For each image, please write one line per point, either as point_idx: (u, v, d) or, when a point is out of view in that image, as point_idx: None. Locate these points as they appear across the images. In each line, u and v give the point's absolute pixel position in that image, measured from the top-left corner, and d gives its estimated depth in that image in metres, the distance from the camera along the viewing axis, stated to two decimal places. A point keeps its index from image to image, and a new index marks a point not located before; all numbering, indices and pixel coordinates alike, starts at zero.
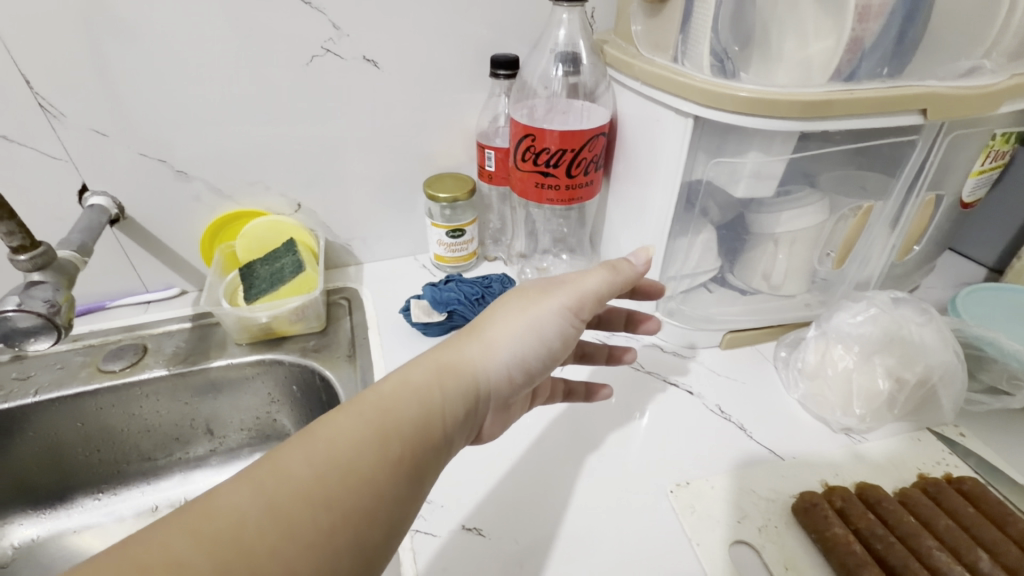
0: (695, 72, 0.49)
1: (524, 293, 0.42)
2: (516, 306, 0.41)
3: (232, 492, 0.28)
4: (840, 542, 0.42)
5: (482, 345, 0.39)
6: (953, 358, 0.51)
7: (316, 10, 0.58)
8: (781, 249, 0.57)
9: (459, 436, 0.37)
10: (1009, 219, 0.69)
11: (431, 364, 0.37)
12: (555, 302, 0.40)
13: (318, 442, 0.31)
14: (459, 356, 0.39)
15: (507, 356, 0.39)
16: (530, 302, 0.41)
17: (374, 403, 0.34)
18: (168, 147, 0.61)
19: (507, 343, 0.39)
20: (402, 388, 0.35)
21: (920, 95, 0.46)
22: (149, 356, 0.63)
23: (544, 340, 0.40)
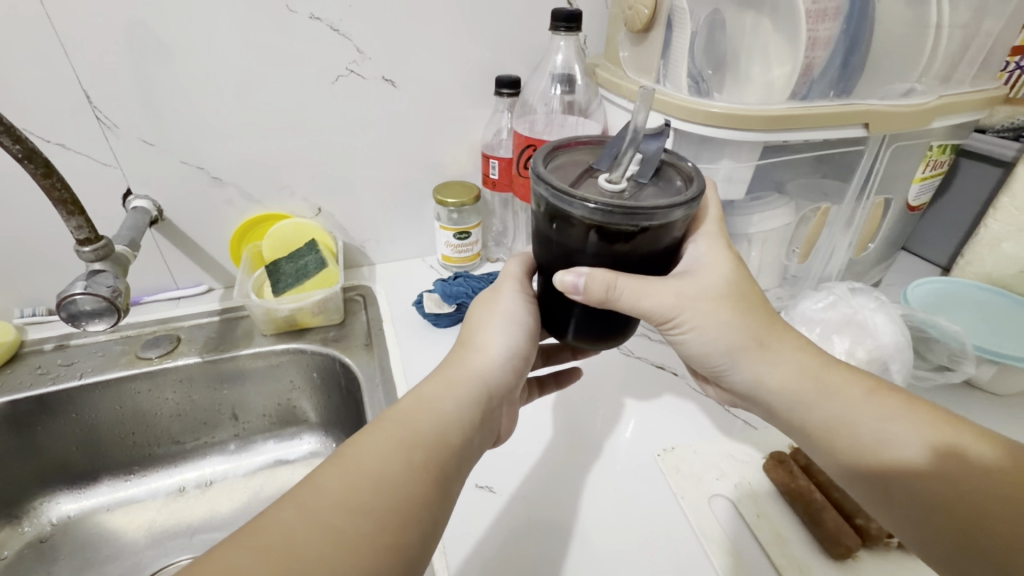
0: (675, 91, 0.57)
1: (482, 299, 0.48)
2: (487, 308, 0.47)
3: (277, 513, 0.32)
4: (804, 492, 0.49)
5: (477, 352, 0.44)
6: (903, 337, 0.58)
7: (342, 36, 0.65)
8: (754, 247, 0.64)
9: (477, 437, 0.40)
10: (955, 223, 0.79)
11: (439, 379, 0.41)
12: (508, 291, 0.47)
13: (349, 460, 0.35)
14: (457, 364, 0.43)
15: (500, 350, 0.44)
16: (495, 302, 0.47)
17: (395, 419, 0.38)
18: (205, 157, 0.68)
19: (495, 340, 0.44)
20: (418, 403, 0.39)
21: (859, 113, 0.54)
22: (182, 345, 0.69)
23: (521, 323, 0.46)
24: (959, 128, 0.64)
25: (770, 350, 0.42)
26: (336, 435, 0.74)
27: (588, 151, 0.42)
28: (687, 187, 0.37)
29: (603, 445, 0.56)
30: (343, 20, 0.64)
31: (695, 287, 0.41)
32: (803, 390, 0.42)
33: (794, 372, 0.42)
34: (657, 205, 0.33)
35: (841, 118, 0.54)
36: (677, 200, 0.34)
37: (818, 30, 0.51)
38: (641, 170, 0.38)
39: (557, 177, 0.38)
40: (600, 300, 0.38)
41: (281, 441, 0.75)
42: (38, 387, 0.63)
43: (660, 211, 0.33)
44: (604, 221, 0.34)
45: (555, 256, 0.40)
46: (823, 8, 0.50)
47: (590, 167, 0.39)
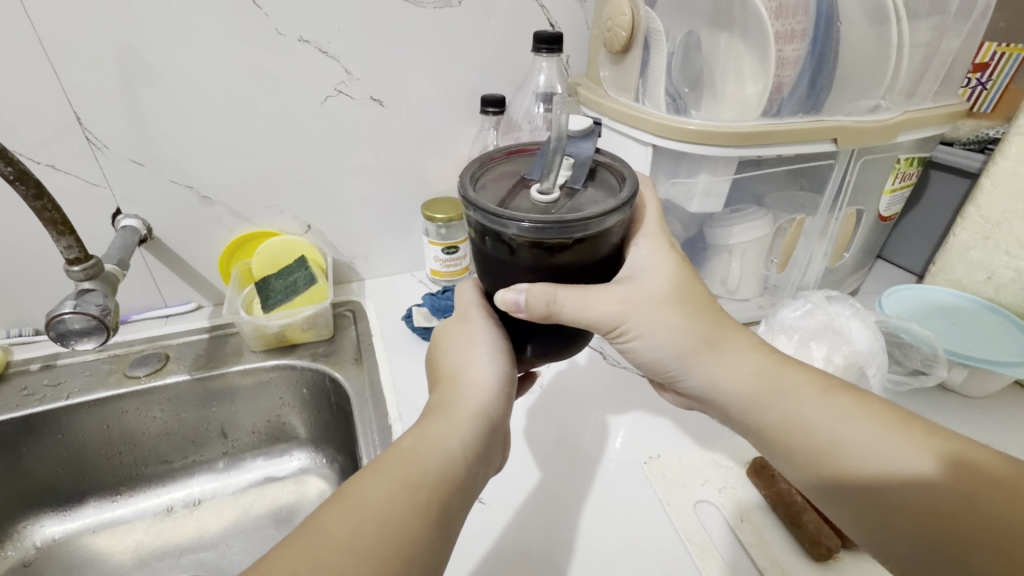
0: (654, 109, 0.59)
1: (454, 326, 0.48)
2: (466, 335, 0.46)
3: (278, 559, 0.30)
4: (785, 495, 0.50)
5: (472, 385, 0.44)
6: (878, 342, 0.59)
7: (331, 58, 0.67)
8: (735, 257, 0.67)
9: (479, 471, 0.40)
10: (926, 232, 0.82)
11: (439, 417, 0.41)
12: (482, 315, 0.47)
13: (352, 500, 0.34)
14: (455, 400, 0.43)
15: (494, 379, 0.44)
16: (468, 331, 0.47)
17: (398, 458, 0.37)
18: (194, 175, 0.69)
19: (486, 369, 0.44)
20: (420, 442, 0.39)
21: (823, 129, 0.57)
22: (171, 362, 0.69)
23: (504, 349, 0.46)
24: (924, 142, 0.67)
25: (721, 351, 0.44)
26: (327, 451, 0.74)
27: (519, 163, 0.44)
28: (620, 188, 0.39)
29: (590, 454, 0.57)
30: (331, 43, 0.66)
31: (641, 293, 0.42)
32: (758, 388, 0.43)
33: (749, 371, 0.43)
34: (589, 216, 0.35)
35: (803, 136, 0.56)
36: (608, 208, 0.36)
37: (785, 50, 0.54)
38: (573, 176, 0.40)
39: (489, 195, 0.39)
40: (543, 314, 0.39)
41: (270, 459, 0.75)
42: (24, 408, 0.63)
43: (592, 221, 0.35)
44: (539, 235, 0.36)
45: (498, 274, 0.41)
46: (791, 29, 0.53)
47: (524, 178, 0.41)
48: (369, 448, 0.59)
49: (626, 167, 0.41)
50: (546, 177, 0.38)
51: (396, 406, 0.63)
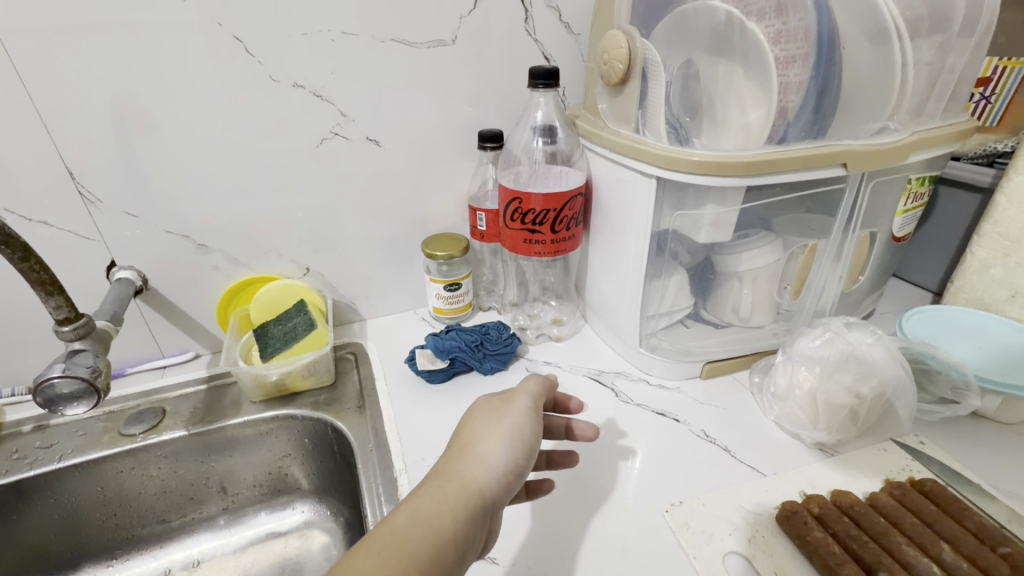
0: (655, 140, 0.58)
1: (492, 402, 0.47)
2: (494, 416, 0.45)
3: None
4: (821, 544, 0.46)
5: (477, 462, 0.41)
6: (903, 371, 0.57)
7: (326, 101, 0.67)
8: (745, 285, 0.65)
9: (469, 554, 0.38)
10: (940, 250, 0.80)
11: (437, 491, 0.39)
12: (521, 403, 0.46)
13: None
14: (454, 473, 0.40)
15: (500, 463, 0.42)
16: (501, 411, 0.46)
17: (389, 536, 0.35)
18: (190, 223, 0.68)
19: (497, 453, 0.42)
20: (413, 519, 0.36)
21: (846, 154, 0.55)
22: (168, 418, 0.67)
23: (524, 440, 0.44)
24: (935, 160, 0.65)
25: None
26: (331, 502, 0.71)
27: None
28: None
29: (608, 501, 0.54)
30: (326, 86, 0.66)
31: None
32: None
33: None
34: None
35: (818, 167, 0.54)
36: None
37: (788, 75, 0.53)
38: None
39: None
40: None
41: (273, 513, 0.72)
42: (14, 472, 0.60)
43: None
44: None
45: None
46: (791, 55, 0.53)
47: None
48: (374, 504, 0.56)
49: None
50: None
51: (401, 456, 0.60)
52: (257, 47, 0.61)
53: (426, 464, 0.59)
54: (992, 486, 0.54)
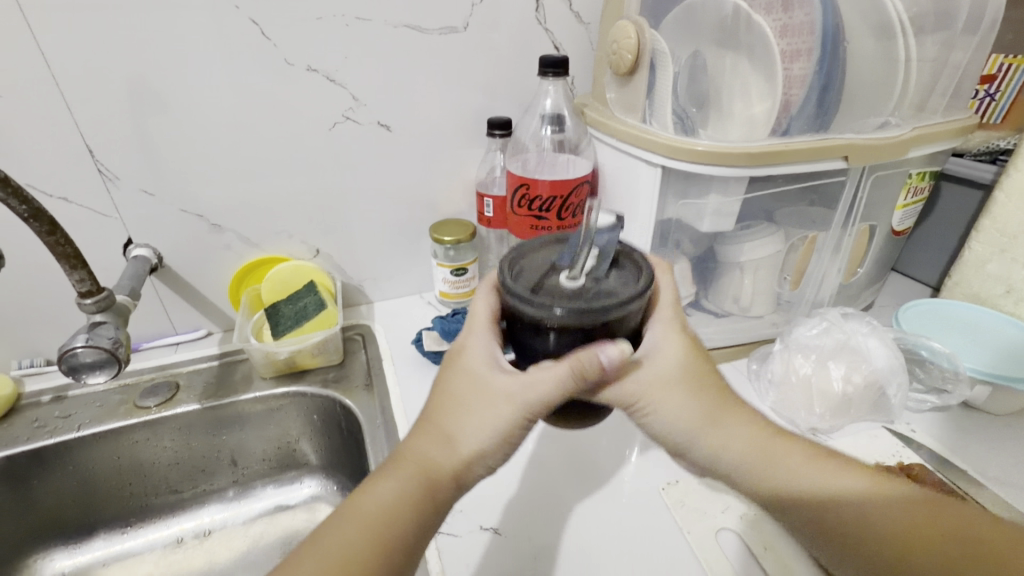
0: (661, 130, 0.59)
1: (458, 368, 0.41)
2: (465, 376, 0.41)
3: None
4: None
5: (456, 436, 0.40)
6: (897, 359, 0.59)
7: (339, 85, 0.68)
8: (747, 275, 0.66)
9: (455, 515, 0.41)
10: (939, 245, 0.81)
11: (418, 468, 0.40)
12: (484, 367, 0.40)
13: (325, 555, 0.36)
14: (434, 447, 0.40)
15: (479, 440, 0.40)
16: (469, 379, 0.40)
17: (371, 514, 0.38)
18: (204, 203, 0.70)
19: (476, 429, 0.40)
20: (393, 498, 0.39)
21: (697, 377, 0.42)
22: (182, 392, 0.69)
23: (508, 411, 0.39)
24: (936, 155, 0.67)
25: (727, 424, 0.43)
26: (338, 477, 0.73)
27: (541, 250, 0.42)
28: (640, 276, 0.39)
29: (608, 479, 0.56)
30: (339, 71, 0.67)
31: (650, 371, 0.41)
32: (698, 426, 0.42)
33: (738, 444, 0.42)
34: (617, 301, 0.36)
35: (661, 388, 0.41)
36: (636, 295, 0.36)
37: (792, 68, 0.55)
38: (598, 265, 0.39)
39: (524, 279, 0.38)
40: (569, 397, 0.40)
41: (281, 486, 0.74)
42: (34, 440, 0.62)
43: (619, 307, 0.36)
44: (573, 323, 0.36)
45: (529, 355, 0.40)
46: (796, 49, 0.54)
47: (553, 263, 0.41)
48: None
49: (647, 261, 0.40)
50: (574, 263, 0.38)
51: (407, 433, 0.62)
52: (272, 31, 0.63)
53: None
54: (979, 472, 0.56)
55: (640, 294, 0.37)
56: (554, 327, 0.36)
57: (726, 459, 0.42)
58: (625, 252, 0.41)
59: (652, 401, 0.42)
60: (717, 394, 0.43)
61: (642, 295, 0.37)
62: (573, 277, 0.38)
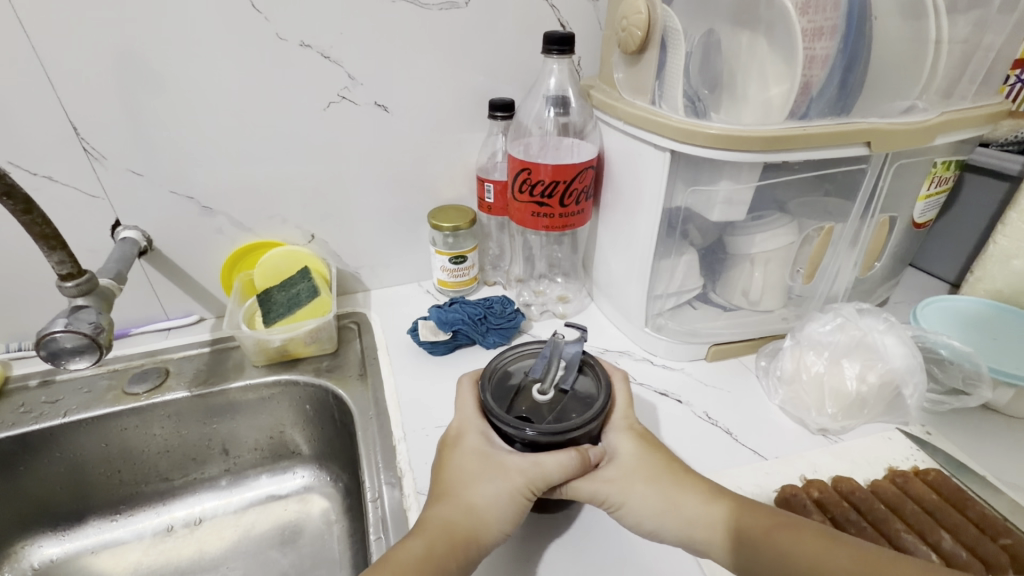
0: (672, 112, 0.56)
1: (462, 439, 0.47)
2: (472, 454, 0.46)
3: None
4: None
5: (472, 492, 0.44)
6: (915, 359, 0.55)
7: (334, 62, 0.65)
8: (757, 268, 0.63)
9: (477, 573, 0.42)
10: (961, 239, 0.78)
11: (441, 524, 0.42)
12: (485, 434, 0.47)
13: None
14: (454, 506, 0.43)
15: (494, 491, 0.43)
16: (475, 446, 0.46)
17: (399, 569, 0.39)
18: (194, 185, 0.67)
19: (490, 482, 0.44)
20: (420, 555, 0.40)
21: (651, 464, 0.45)
22: (171, 379, 0.67)
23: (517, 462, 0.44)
24: (962, 144, 0.63)
25: (681, 501, 0.44)
26: (331, 468, 0.72)
27: (521, 355, 0.53)
28: (598, 392, 0.48)
29: None
30: (334, 47, 0.64)
31: (613, 469, 0.46)
32: (662, 511, 0.44)
33: (694, 523, 0.43)
34: (578, 424, 0.44)
35: (625, 486, 0.45)
36: (592, 417, 0.45)
37: (814, 48, 0.51)
38: (565, 377, 0.49)
39: (498, 400, 0.48)
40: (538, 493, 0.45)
41: (274, 476, 0.73)
42: (20, 426, 0.61)
43: (579, 427, 0.44)
44: (540, 439, 0.44)
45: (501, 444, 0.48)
46: (819, 26, 0.50)
47: (527, 371, 0.51)
48: (372, 469, 0.56)
49: (605, 374, 0.50)
50: (545, 378, 0.48)
51: (400, 426, 0.60)
52: (264, 4, 0.60)
53: (426, 434, 0.59)
54: (998, 478, 0.53)
55: (594, 411, 0.45)
56: (527, 441, 0.44)
57: (699, 540, 0.43)
58: (587, 364, 0.51)
59: (619, 500, 0.45)
60: (664, 474, 0.45)
61: (596, 411, 0.45)
62: (542, 393, 0.48)
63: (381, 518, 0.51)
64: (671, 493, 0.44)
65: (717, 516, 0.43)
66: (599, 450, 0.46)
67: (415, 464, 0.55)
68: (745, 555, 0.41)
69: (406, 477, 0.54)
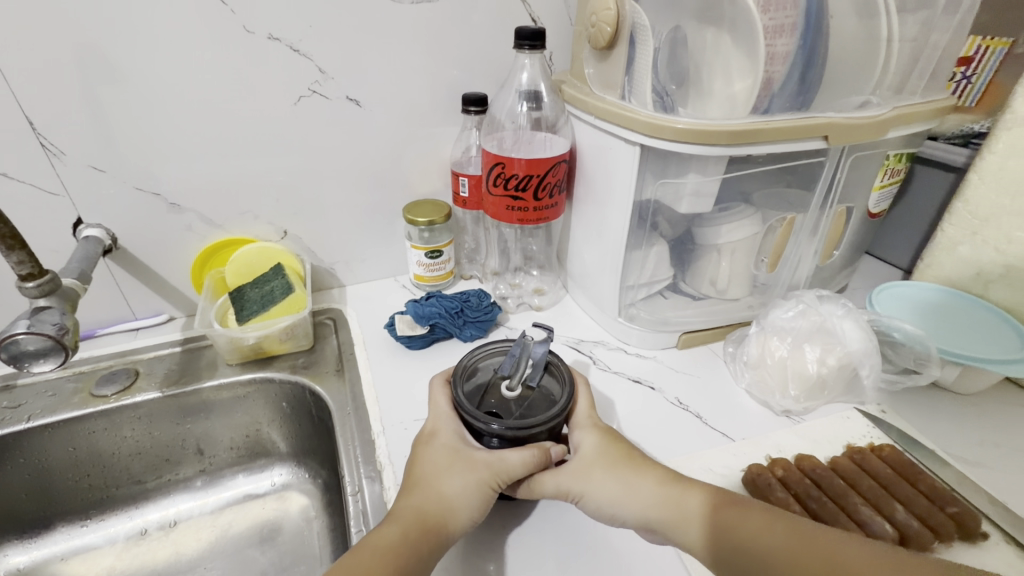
0: (641, 107, 0.57)
1: (435, 435, 0.48)
2: (445, 449, 0.46)
3: None
4: (782, 504, 0.49)
5: (444, 484, 0.44)
6: (871, 342, 0.59)
7: (303, 56, 0.64)
8: (724, 258, 0.66)
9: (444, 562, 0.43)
10: (914, 227, 0.82)
11: (413, 514, 0.43)
12: (457, 430, 0.48)
13: None
14: (426, 497, 0.44)
15: (465, 485, 0.44)
16: (447, 442, 0.47)
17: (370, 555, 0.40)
18: (161, 182, 0.66)
19: (461, 475, 0.45)
20: (392, 541, 0.41)
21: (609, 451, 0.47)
22: (141, 380, 0.66)
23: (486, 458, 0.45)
24: (913, 137, 0.66)
25: (638, 485, 0.45)
26: (308, 466, 0.71)
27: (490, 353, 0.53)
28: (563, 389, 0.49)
29: None
30: (303, 41, 0.63)
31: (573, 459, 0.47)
32: (621, 495, 0.45)
33: (656, 507, 0.44)
34: (544, 420, 0.46)
35: (585, 474, 0.46)
36: (557, 413, 0.46)
37: (775, 45, 0.52)
38: (533, 374, 0.50)
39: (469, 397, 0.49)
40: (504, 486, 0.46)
41: (250, 475, 0.72)
42: None
43: (545, 423, 0.46)
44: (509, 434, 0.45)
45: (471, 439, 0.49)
46: (780, 24, 0.52)
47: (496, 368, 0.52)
48: (351, 465, 0.56)
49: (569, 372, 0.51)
50: (514, 375, 0.49)
51: (379, 420, 0.60)
52: None
53: (405, 427, 0.59)
54: (945, 451, 0.57)
55: (559, 408, 0.46)
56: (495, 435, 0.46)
57: (661, 525, 0.43)
58: (553, 363, 0.52)
59: (580, 490, 0.46)
60: (621, 460, 0.46)
61: (562, 407, 0.47)
62: (510, 389, 0.49)
63: (361, 511, 0.51)
64: (630, 478, 0.45)
65: (684, 504, 0.43)
66: (559, 448, 0.48)
67: (394, 457, 0.56)
68: (706, 537, 0.41)
69: (386, 470, 0.55)
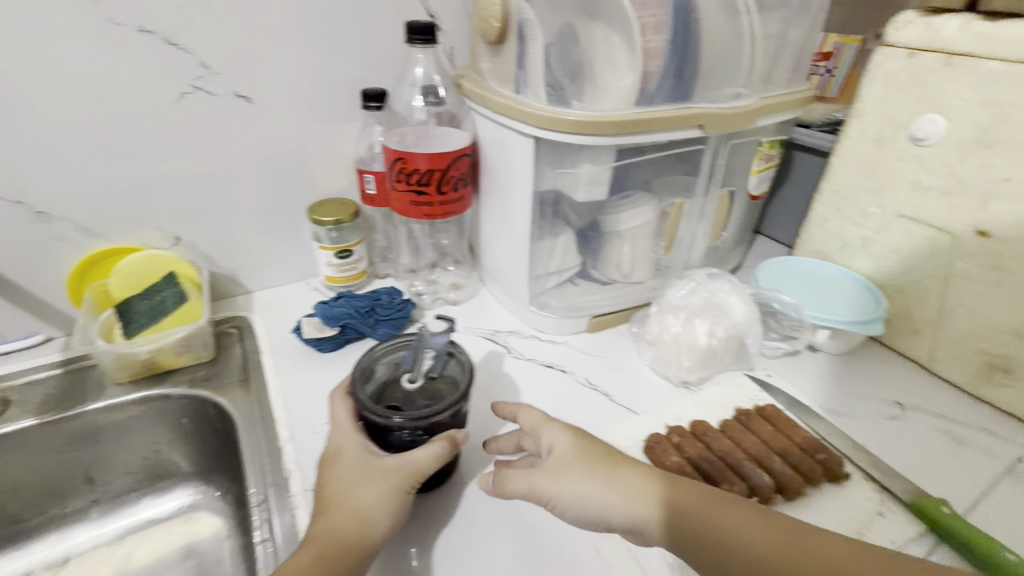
0: (532, 100, 0.59)
1: (340, 452, 0.47)
2: (352, 464, 0.46)
3: None
4: (676, 468, 0.52)
5: (356, 501, 0.45)
6: (754, 313, 0.65)
7: (182, 50, 0.60)
8: (626, 243, 0.69)
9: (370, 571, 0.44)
10: (795, 208, 0.90)
11: (329, 537, 0.43)
12: (362, 443, 0.47)
13: None
14: (340, 518, 0.44)
15: (376, 497, 0.45)
16: (353, 456, 0.46)
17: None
18: (23, 188, 0.60)
19: (371, 489, 0.45)
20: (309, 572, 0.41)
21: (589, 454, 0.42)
22: (13, 408, 0.60)
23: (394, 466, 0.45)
24: (783, 125, 0.73)
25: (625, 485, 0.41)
26: (217, 483, 0.68)
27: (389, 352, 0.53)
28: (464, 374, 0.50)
29: None
30: (180, 34, 0.60)
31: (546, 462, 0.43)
32: (608, 498, 0.40)
33: (640, 503, 0.40)
34: (450, 403, 0.46)
35: (563, 476, 0.42)
36: (461, 394, 0.47)
37: (651, 40, 0.56)
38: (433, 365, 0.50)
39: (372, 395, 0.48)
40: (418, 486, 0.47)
41: (153, 499, 0.67)
42: None
43: (451, 406, 0.46)
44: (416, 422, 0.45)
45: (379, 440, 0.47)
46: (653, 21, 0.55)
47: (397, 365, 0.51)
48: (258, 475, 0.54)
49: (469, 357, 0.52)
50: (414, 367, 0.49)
51: (287, 426, 0.58)
52: None
53: (315, 431, 0.58)
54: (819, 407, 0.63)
55: (462, 389, 0.47)
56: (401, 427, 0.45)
57: (651, 528, 0.39)
58: (456, 350, 0.51)
59: (553, 492, 0.42)
60: (602, 459, 0.42)
61: (465, 389, 0.47)
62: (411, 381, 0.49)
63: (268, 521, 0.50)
64: (610, 475, 0.41)
65: (678, 503, 0.39)
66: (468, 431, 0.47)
67: (303, 462, 0.54)
68: (698, 541, 0.38)
69: (294, 477, 0.53)
